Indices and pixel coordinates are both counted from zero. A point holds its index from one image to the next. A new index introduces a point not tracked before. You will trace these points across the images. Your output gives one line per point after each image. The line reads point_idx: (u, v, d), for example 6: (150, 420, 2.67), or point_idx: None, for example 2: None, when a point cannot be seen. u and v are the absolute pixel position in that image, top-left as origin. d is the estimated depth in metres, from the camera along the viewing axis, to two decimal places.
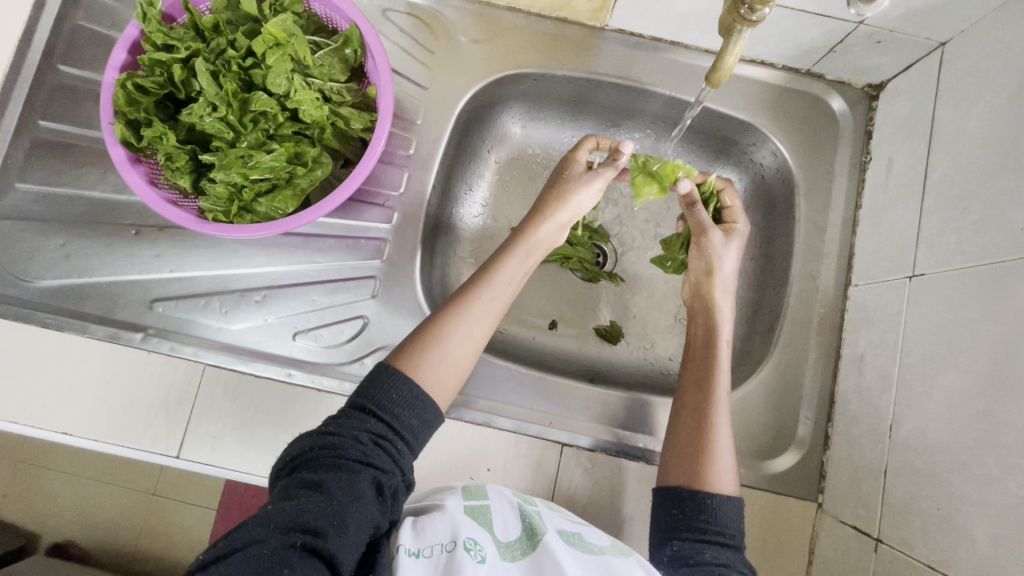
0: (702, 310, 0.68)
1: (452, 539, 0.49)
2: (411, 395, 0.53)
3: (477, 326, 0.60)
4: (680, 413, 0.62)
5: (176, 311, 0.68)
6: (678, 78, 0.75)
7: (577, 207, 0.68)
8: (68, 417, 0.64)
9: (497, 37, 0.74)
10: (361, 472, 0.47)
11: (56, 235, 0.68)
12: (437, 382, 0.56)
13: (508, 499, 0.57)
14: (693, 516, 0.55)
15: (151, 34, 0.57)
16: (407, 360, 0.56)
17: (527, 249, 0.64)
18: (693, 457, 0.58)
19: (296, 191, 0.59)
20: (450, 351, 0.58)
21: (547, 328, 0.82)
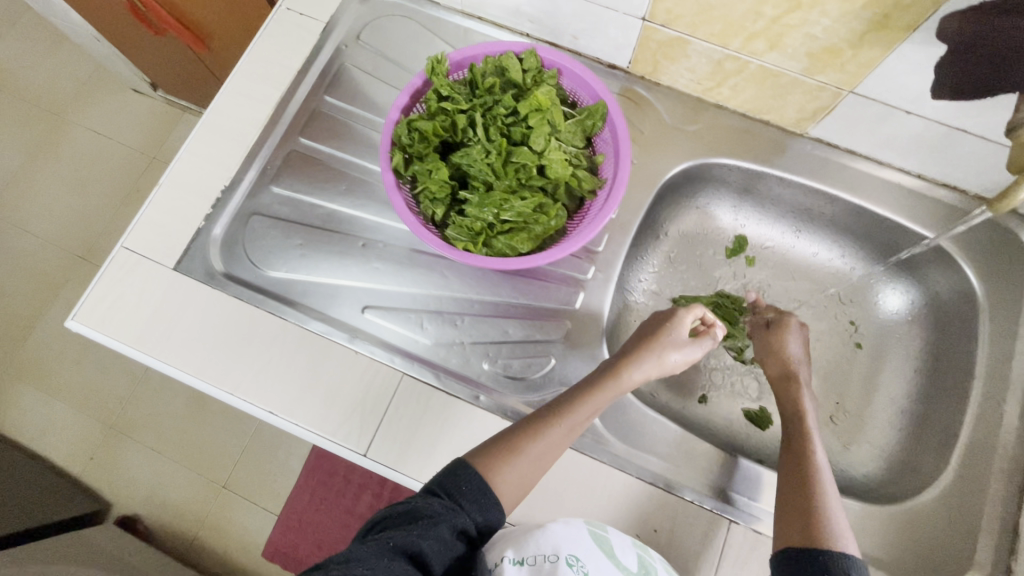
0: (791, 395, 0.70)
1: (555, 553, 0.54)
2: (478, 489, 0.55)
3: (548, 451, 0.61)
4: (781, 486, 0.61)
5: (384, 321, 0.74)
6: (868, 189, 0.79)
7: (670, 364, 0.68)
8: (277, 397, 0.70)
9: (702, 127, 0.82)
10: (441, 521, 0.51)
11: (296, 235, 0.77)
12: (506, 491, 0.57)
13: (629, 543, 0.60)
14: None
15: (437, 85, 0.68)
16: (486, 462, 0.58)
17: (612, 392, 0.64)
18: (802, 518, 0.56)
19: (532, 236, 0.66)
20: (525, 466, 0.59)
21: (696, 402, 0.85)
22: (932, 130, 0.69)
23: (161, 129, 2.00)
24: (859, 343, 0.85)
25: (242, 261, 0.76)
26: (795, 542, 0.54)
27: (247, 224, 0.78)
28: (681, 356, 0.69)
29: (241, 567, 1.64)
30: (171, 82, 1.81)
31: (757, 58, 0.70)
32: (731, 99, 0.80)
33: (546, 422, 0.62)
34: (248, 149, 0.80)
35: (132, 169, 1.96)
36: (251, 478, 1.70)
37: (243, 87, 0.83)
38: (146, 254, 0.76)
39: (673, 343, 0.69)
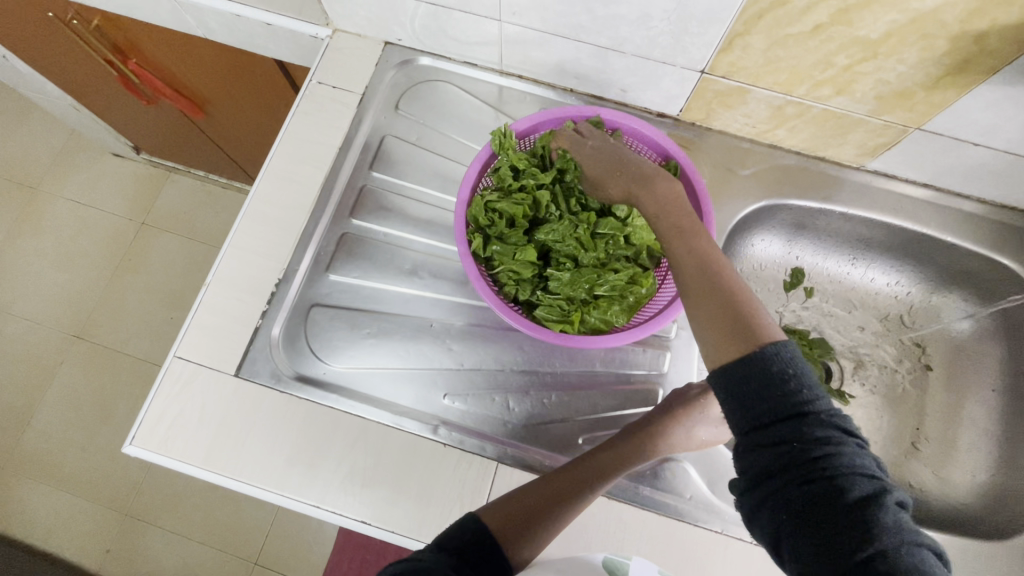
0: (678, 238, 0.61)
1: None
2: (485, 542, 0.52)
3: (554, 499, 0.58)
4: (697, 314, 0.50)
5: (467, 406, 0.71)
6: (929, 216, 0.80)
7: (694, 433, 0.65)
8: (367, 504, 0.66)
9: (758, 169, 0.81)
10: None
11: (361, 324, 0.73)
12: (509, 536, 0.54)
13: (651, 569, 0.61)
14: (773, 398, 0.44)
15: (508, 159, 0.65)
16: (495, 516, 0.55)
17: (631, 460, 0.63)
18: (738, 322, 0.48)
19: (626, 307, 0.63)
20: (540, 524, 0.56)
21: None
22: (999, 159, 0.69)
23: (146, 191, 1.91)
24: (929, 365, 0.85)
25: (307, 357, 0.72)
26: (729, 356, 0.47)
27: (308, 317, 0.73)
28: (706, 426, 0.65)
29: None
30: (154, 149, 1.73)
31: (821, 103, 0.70)
32: (787, 139, 0.79)
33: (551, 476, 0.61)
34: (299, 236, 0.76)
35: (121, 236, 1.87)
36: (286, 548, 1.62)
37: (284, 170, 0.79)
38: (203, 362, 0.70)
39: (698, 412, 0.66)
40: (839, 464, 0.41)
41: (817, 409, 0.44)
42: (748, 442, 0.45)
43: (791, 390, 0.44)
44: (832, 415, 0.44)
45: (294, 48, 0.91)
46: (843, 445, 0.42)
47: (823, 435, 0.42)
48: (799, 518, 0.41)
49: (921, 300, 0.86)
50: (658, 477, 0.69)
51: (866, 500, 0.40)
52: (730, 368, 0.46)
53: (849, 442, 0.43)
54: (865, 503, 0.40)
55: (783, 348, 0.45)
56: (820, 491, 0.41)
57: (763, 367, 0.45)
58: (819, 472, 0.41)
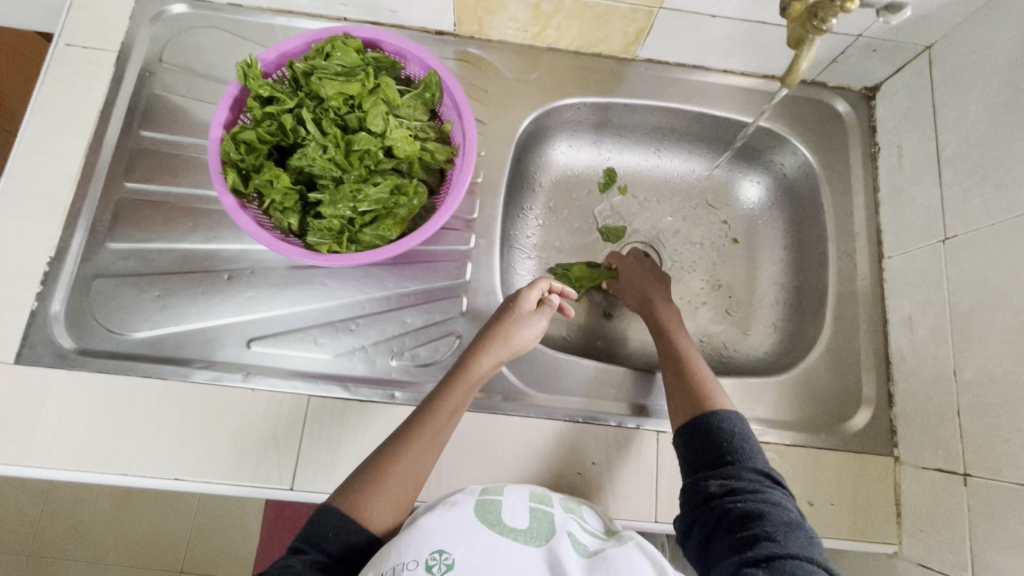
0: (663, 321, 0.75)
1: (415, 559, 0.47)
2: (343, 529, 0.53)
3: (419, 463, 0.58)
4: (665, 372, 0.67)
5: (274, 348, 0.70)
6: (704, 95, 0.84)
7: (519, 343, 0.65)
8: (178, 461, 0.65)
9: (541, 74, 0.83)
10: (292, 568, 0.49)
11: (150, 287, 0.71)
12: (381, 516, 0.55)
13: (522, 497, 0.58)
14: (713, 450, 0.58)
15: (256, 90, 0.63)
16: (348, 499, 0.54)
17: (469, 384, 0.62)
18: (688, 394, 0.63)
19: (397, 220, 0.64)
20: (391, 485, 0.56)
21: (603, 319, 0.88)
22: (739, 28, 0.74)
23: None
24: (736, 237, 0.90)
25: (97, 331, 0.69)
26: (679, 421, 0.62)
27: (91, 290, 0.70)
28: (529, 333, 0.65)
29: None
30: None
31: None
32: (560, 39, 0.81)
33: (406, 435, 0.58)
34: (68, 210, 0.71)
35: None
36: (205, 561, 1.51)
37: (41, 144, 0.73)
38: None
39: (518, 323, 0.65)
40: (734, 482, 0.54)
41: (745, 458, 0.56)
42: (688, 484, 0.58)
43: (729, 448, 0.57)
44: (755, 467, 0.56)
45: (41, 15, 0.83)
46: (750, 484, 0.54)
47: (744, 478, 0.55)
48: (709, 520, 0.54)
49: (727, 176, 0.91)
50: None
51: (761, 515, 0.51)
52: (687, 428, 0.60)
53: (767, 489, 0.54)
54: (756, 521, 0.51)
55: (732, 414, 0.60)
56: (722, 510, 0.53)
57: (706, 427, 0.59)
58: (717, 487, 0.55)
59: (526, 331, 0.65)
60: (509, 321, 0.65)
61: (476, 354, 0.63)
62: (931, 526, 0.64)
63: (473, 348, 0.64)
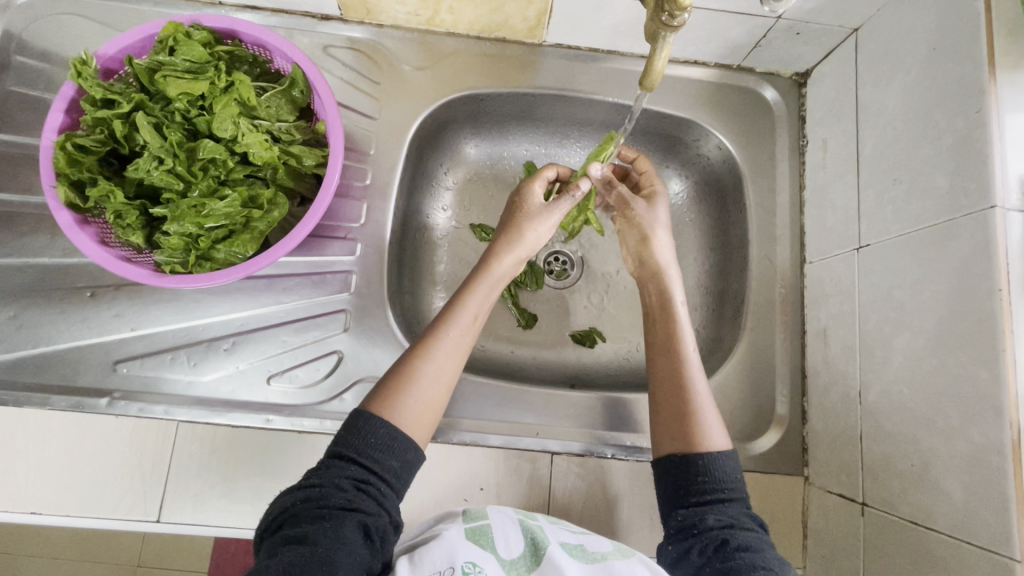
0: (652, 280, 0.67)
1: (451, 565, 0.50)
2: (387, 438, 0.52)
3: (450, 360, 0.57)
4: (658, 385, 0.61)
5: (141, 370, 0.66)
6: (621, 84, 0.77)
7: (533, 242, 0.66)
8: (35, 495, 0.61)
9: (439, 63, 0.75)
10: (346, 518, 0.47)
11: (5, 307, 0.66)
12: (414, 425, 0.54)
13: (509, 514, 0.58)
14: (691, 482, 0.55)
15: (90, 91, 0.56)
16: (379, 403, 0.54)
17: (490, 288, 0.62)
18: (680, 422, 0.57)
19: (255, 235, 0.58)
20: (426, 389, 0.55)
21: (519, 327, 0.83)
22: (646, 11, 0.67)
23: None
24: None
25: None
26: (669, 450, 0.57)
27: None
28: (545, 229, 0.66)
29: None
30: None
31: None
32: (457, 24, 0.73)
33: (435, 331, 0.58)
34: None
35: None
36: None
37: None
38: None
39: (532, 218, 0.66)
40: (727, 520, 0.53)
41: (736, 497, 0.54)
42: (677, 516, 0.54)
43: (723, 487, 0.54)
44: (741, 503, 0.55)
45: None
46: (742, 524, 0.53)
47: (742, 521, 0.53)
48: (704, 552, 0.51)
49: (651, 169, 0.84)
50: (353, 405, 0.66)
51: (753, 553, 0.50)
52: (675, 456, 0.56)
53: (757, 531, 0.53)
54: (748, 551, 0.50)
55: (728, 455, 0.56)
56: (717, 542, 0.51)
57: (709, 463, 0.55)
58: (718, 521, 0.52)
59: (542, 228, 0.66)
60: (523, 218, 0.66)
61: (498, 250, 0.64)
62: (831, 554, 0.61)
63: (493, 249, 0.64)
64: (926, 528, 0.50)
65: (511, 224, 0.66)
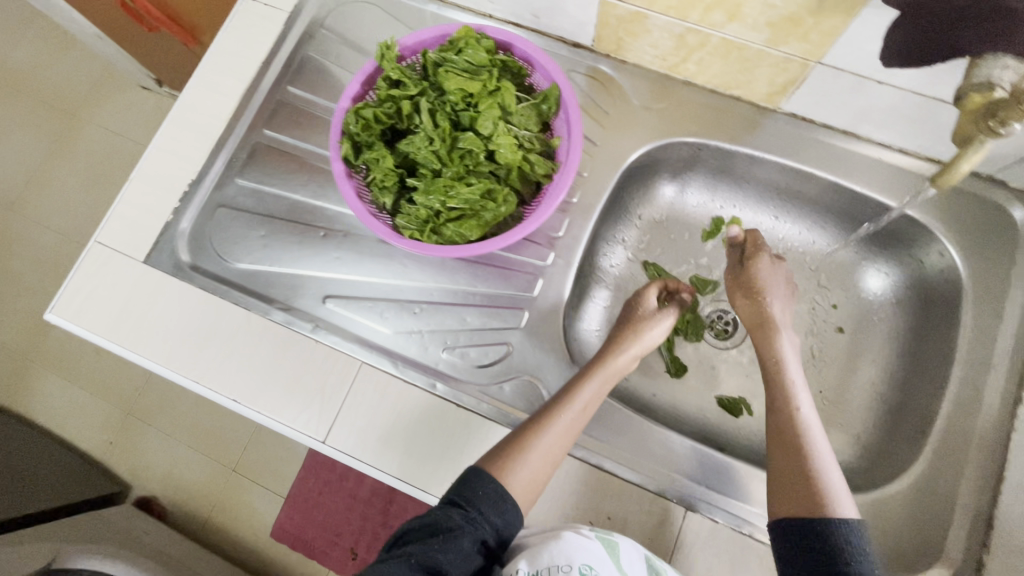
0: (768, 335, 0.68)
1: (569, 563, 0.52)
2: (495, 494, 0.57)
3: (561, 438, 0.63)
4: (774, 453, 0.60)
5: (343, 309, 0.75)
6: (847, 166, 0.75)
7: (650, 341, 0.72)
8: (240, 386, 0.72)
9: (668, 106, 0.79)
10: (458, 535, 0.54)
11: (259, 227, 0.79)
12: (520, 489, 0.59)
13: (637, 546, 0.58)
14: (806, 540, 0.52)
15: (388, 71, 0.67)
16: (494, 463, 0.60)
17: (603, 377, 0.67)
18: (796, 481, 0.56)
19: (481, 223, 0.65)
20: (534, 462, 0.60)
21: (669, 373, 0.82)
22: (908, 101, 0.65)
23: (116, 87, 1.72)
24: (840, 327, 0.81)
25: (209, 253, 0.78)
26: (788, 511, 0.55)
27: (214, 216, 0.79)
28: (659, 332, 0.72)
29: (253, 552, 1.50)
30: (153, 79, 1.64)
31: (718, 30, 0.65)
32: (698, 74, 0.76)
33: (549, 414, 0.64)
34: (214, 141, 0.81)
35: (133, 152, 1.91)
36: (264, 462, 1.55)
37: (209, 81, 0.83)
38: (117, 248, 0.78)
39: (646, 322, 0.73)
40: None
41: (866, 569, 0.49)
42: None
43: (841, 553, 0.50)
44: (869, 568, 0.49)
45: None
46: None
47: None
48: None
49: (851, 259, 0.82)
50: (510, 396, 0.70)
51: None
52: (792, 521, 0.54)
53: None
54: None
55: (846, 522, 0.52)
56: None
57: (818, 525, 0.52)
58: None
59: (655, 330, 0.72)
60: (636, 319, 0.73)
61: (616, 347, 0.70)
62: None
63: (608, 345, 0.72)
64: None
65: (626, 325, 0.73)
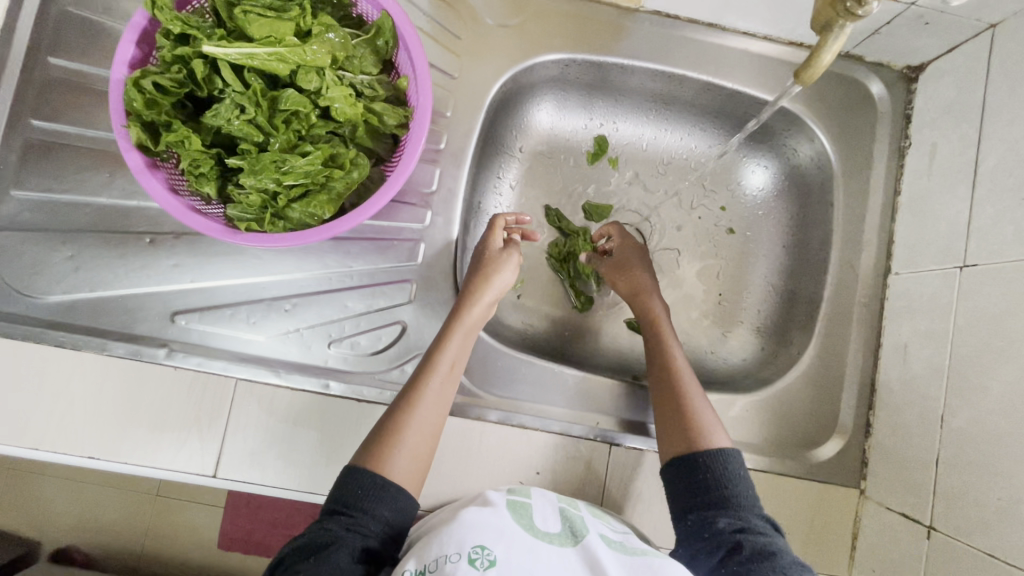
0: (635, 301, 0.69)
1: (457, 551, 0.47)
2: (377, 486, 0.51)
3: (436, 408, 0.56)
4: (659, 402, 0.61)
5: (199, 324, 0.64)
6: (717, 62, 0.72)
7: (503, 285, 0.64)
8: (94, 439, 0.60)
9: (526, 21, 0.70)
10: (335, 548, 0.47)
11: (62, 246, 0.63)
12: (407, 476, 0.53)
13: (550, 500, 0.58)
14: (695, 481, 0.55)
15: (167, 24, 0.52)
16: (369, 458, 0.53)
17: (465, 331, 0.61)
18: (681, 426, 0.58)
19: (333, 196, 0.55)
20: (415, 439, 0.55)
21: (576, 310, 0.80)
22: None
23: None
24: (731, 228, 0.80)
25: (3, 291, 0.62)
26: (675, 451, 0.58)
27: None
28: (509, 273, 0.65)
29: None
30: None
31: None
32: None
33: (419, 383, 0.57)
34: None
35: None
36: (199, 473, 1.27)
37: None
38: None
39: (498, 263, 0.65)
40: (754, 539, 0.51)
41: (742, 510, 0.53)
42: (685, 521, 0.54)
43: (721, 489, 0.54)
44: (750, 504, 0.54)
45: None
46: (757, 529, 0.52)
47: (750, 521, 0.53)
48: (716, 551, 0.51)
49: (731, 158, 0.80)
50: None
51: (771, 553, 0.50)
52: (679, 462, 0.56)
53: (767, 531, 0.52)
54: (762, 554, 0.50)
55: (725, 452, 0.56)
56: (729, 544, 0.51)
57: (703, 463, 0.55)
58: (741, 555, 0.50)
59: (505, 272, 0.64)
60: (487, 261, 0.65)
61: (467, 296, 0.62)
62: (885, 569, 0.61)
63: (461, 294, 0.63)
64: (1007, 562, 0.49)
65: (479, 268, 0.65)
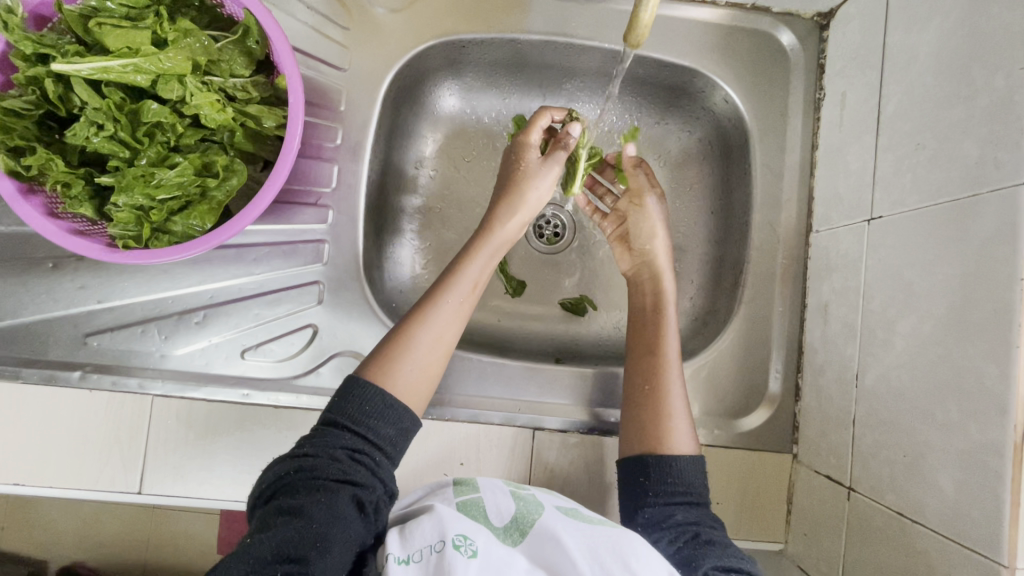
0: (649, 279, 0.67)
1: (440, 539, 0.46)
2: (382, 403, 0.52)
3: (445, 330, 0.57)
4: (632, 384, 0.61)
5: (112, 344, 0.64)
6: (619, 28, 0.69)
7: (534, 202, 0.64)
8: (16, 467, 0.61)
9: (415, 3, 0.67)
10: (340, 491, 0.46)
11: None
12: (408, 391, 0.54)
13: (499, 484, 0.55)
14: (659, 480, 0.55)
15: (17, 45, 0.50)
16: (375, 369, 0.54)
17: (493, 251, 0.62)
18: (649, 424, 0.58)
19: (213, 205, 0.54)
20: (422, 354, 0.55)
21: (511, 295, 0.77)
22: None
23: None
24: None
25: None
26: (634, 450, 0.58)
27: None
28: (542, 190, 0.64)
29: None
30: None
31: None
32: None
33: (431, 302, 0.58)
34: None
35: None
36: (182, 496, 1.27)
37: None
38: None
39: (532, 177, 0.64)
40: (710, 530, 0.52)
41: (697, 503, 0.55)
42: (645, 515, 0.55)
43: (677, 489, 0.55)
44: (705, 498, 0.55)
45: None
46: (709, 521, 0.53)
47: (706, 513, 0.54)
48: (676, 541, 0.52)
49: (650, 125, 0.77)
50: (330, 378, 0.65)
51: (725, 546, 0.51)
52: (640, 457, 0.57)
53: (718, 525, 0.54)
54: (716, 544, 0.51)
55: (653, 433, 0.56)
56: (689, 534, 0.52)
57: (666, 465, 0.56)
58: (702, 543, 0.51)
59: (540, 187, 0.64)
60: (522, 175, 0.64)
61: (498, 213, 0.63)
62: (814, 532, 0.60)
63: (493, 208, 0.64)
64: (912, 520, 0.48)
65: (511, 181, 0.64)
